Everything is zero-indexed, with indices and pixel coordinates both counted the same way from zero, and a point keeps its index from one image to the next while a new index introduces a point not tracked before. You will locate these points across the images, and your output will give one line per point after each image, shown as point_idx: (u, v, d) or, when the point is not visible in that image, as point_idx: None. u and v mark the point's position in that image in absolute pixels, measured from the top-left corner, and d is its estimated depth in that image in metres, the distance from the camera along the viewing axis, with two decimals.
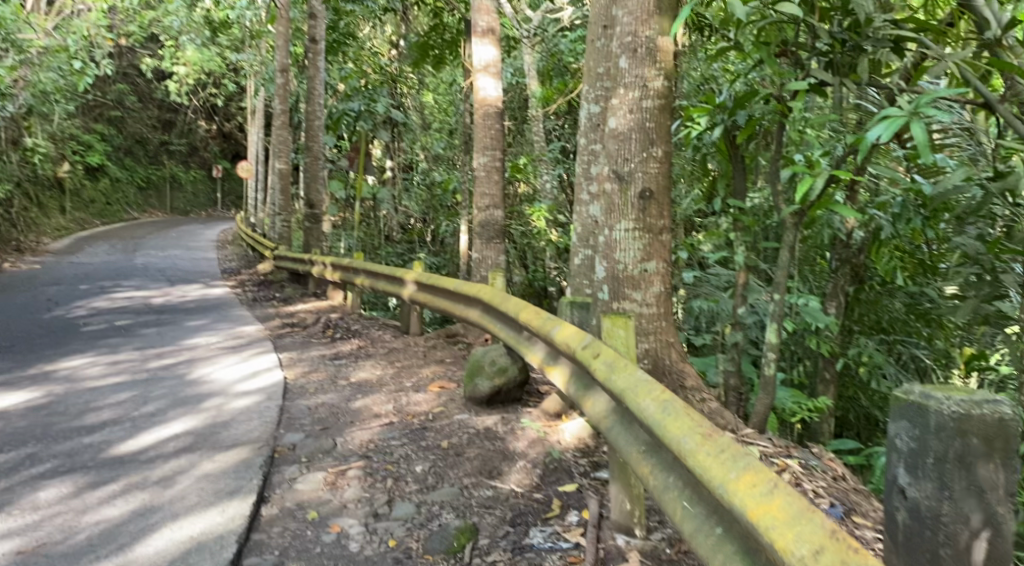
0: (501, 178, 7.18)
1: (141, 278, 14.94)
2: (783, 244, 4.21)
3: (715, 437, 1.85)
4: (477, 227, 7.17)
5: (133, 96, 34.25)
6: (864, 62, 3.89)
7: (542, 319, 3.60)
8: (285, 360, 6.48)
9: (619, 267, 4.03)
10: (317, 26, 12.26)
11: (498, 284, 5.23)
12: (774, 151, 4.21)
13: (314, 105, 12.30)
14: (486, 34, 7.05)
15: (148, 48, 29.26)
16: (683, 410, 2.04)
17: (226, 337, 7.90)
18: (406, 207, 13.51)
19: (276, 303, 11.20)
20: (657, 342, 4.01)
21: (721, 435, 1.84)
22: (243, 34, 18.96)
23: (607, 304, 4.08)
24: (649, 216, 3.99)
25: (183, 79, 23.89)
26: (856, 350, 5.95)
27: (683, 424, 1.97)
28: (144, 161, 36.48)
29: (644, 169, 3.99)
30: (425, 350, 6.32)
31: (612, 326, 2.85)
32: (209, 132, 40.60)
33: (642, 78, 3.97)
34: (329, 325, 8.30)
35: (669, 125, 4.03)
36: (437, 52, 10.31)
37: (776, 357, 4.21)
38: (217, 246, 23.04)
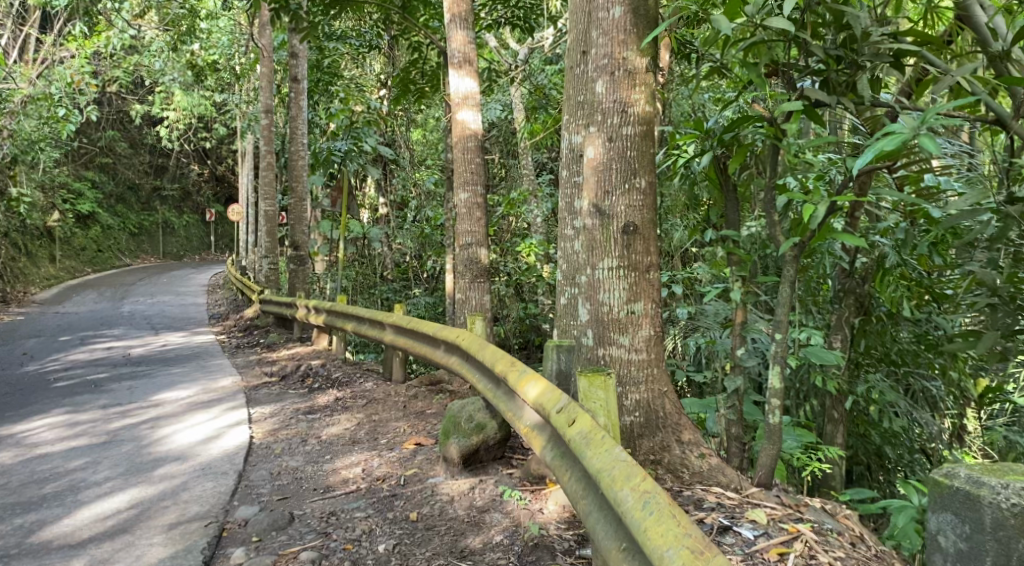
0: (484, 214, 6.83)
1: (126, 327, 14.58)
2: (782, 278, 3.82)
3: (704, 557, 1.82)
4: (460, 266, 6.83)
5: (124, 143, 34.22)
6: (863, 77, 3.55)
7: (514, 372, 3.37)
8: (256, 417, 6.13)
9: (604, 308, 3.67)
10: (300, 66, 12.08)
11: (477, 329, 4.86)
12: (769, 177, 3.84)
13: (297, 144, 12.06)
14: (463, 65, 6.79)
15: (138, 95, 29.27)
16: (667, 512, 1.99)
17: (199, 390, 7.55)
18: (399, 245, 13.24)
19: (260, 350, 10.79)
20: (648, 392, 3.63)
21: (711, 557, 1.81)
22: (230, 77, 18.89)
23: (592, 350, 3.71)
24: (634, 253, 3.65)
25: (170, 122, 23.73)
26: (865, 387, 5.56)
27: (667, 533, 1.92)
28: (136, 207, 36.25)
29: (627, 203, 3.66)
30: (406, 401, 5.94)
31: (589, 387, 2.72)
32: (201, 176, 40.62)
33: (621, 103, 3.66)
34: (309, 374, 7.90)
35: (652, 154, 3.71)
36: (419, 86, 10.11)
37: (779, 404, 3.83)
38: (208, 291, 22.69)
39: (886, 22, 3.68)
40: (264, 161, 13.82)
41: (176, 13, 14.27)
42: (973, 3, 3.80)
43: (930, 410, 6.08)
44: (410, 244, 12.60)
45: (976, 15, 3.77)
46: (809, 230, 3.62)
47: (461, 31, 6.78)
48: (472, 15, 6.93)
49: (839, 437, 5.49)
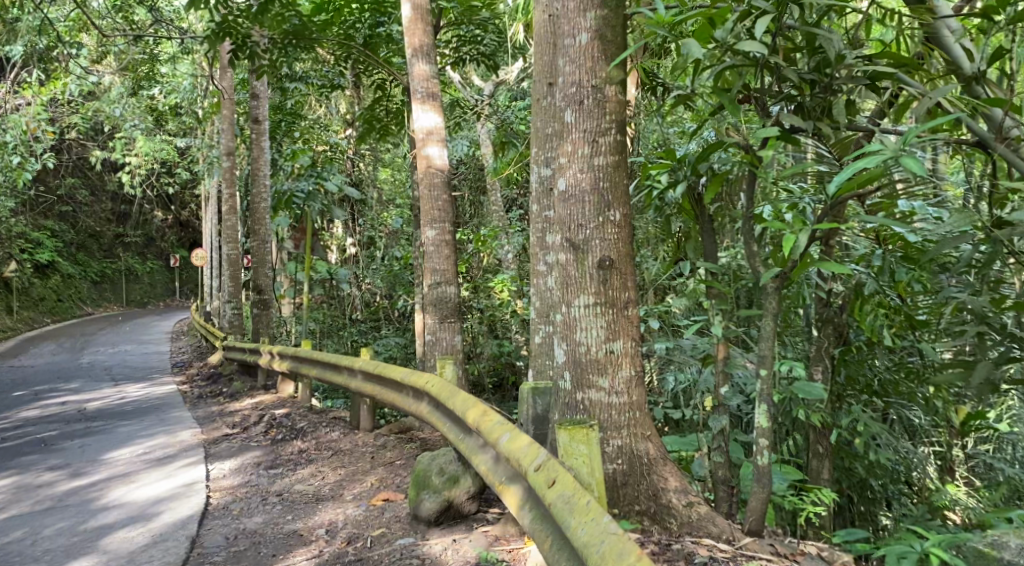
0: (452, 251, 6.63)
1: (84, 380, 14.00)
2: (765, 311, 3.65)
3: None
4: (430, 306, 6.58)
5: (84, 191, 33.52)
6: (840, 101, 3.45)
7: (486, 422, 3.16)
8: (214, 474, 5.77)
9: (581, 349, 3.46)
10: (261, 106, 11.82)
11: (447, 374, 4.61)
12: (746, 205, 3.68)
13: (259, 186, 11.76)
14: (427, 100, 6.64)
15: (98, 142, 28.78)
16: None
17: (157, 446, 7.14)
18: (369, 285, 12.94)
19: (223, 399, 10.35)
20: (631, 437, 3.41)
21: None
22: (191, 120, 18.61)
23: (570, 394, 3.49)
24: (610, 289, 3.46)
25: (130, 168, 23.26)
26: (848, 419, 5.38)
27: None
28: (98, 255, 35.40)
29: (601, 236, 3.47)
30: (374, 451, 5.65)
31: (570, 441, 2.55)
32: (165, 221, 40.03)
33: (592, 132, 3.50)
34: (273, 424, 7.52)
35: (626, 186, 3.55)
36: (383, 124, 9.96)
37: (768, 445, 3.63)
38: (172, 338, 22.04)
39: (858, 46, 3.60)
40: (227, 205, 13.51)
41: (134, 57, 14.02)
42: (942, 26, 3.74)
43: (914, 440, 5.92)
44: (380, 283, 12.32)
45: (946, 39, 3.72)
46: (791, 259, 3.48)
47: (424, 67, 6.65)
48: (434, 50, 6.81)
49: (825, 472, 5.30)
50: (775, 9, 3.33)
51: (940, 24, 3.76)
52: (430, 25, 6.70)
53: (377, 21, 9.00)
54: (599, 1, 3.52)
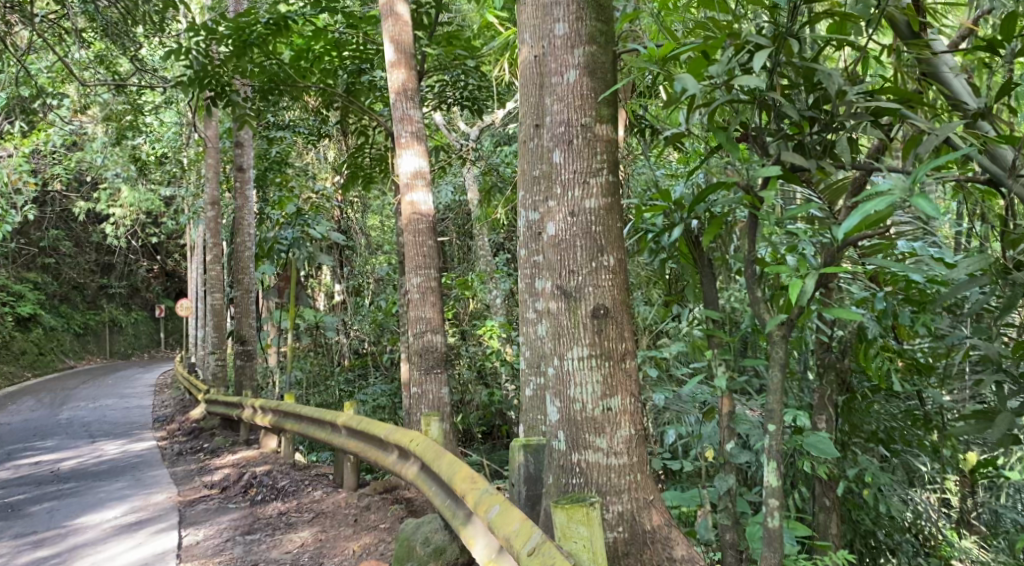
0: (439, 299, 6.40)
1: (60, 436, 13.52)
2: (771, 361, 3.42)
3: None
4: (415, 356, 6.31)
5: (68, 242, 33.18)
6: (843, 140, 3.29)
7: (477, 496, 2.94)
8: (186, 543, 5.39)
9: (576, 406, 3.21)
10: (245, 154, 11.67)
11: (432, 432, 4.33)
12: (748, 248, 3.48)
13: (243, 235, 11.55)
14: (412, 144, 6.46)
15: (83, 194, 28.60)
16: None
17: (128, 510, 6.74)
18: (356, 333, 12.65)
19: (203, 456, 9.93)
20: (633, 502, 3.14)
21: None
22: (175, 170, 18.49)
23: (565, 455, 3.23)
24: (606, 339, 3.22)
25: (114, 219, 23.01)
26: (856, 470, 5.11)
27: None
28: (81, 307, 34.88)
29: (595, 283, 3.25)
30: (356, 514, 5.32)
31: (568, 522, 2.34)
32: (151, 272, 39.69)
33: (582, 173, 3.30)
34: (253, 483, 7.14)
35: (619, 230, 3.34)
36: (368, 172, 9.87)
37: (778, 506, 3.38)
38: (155, 390, 21.51)
39: (858, 82, 3.46)
40: (210, 254, 13.26)
41: (118, 107, 13.89)
42: (941, 61, 3.64)
43: (922, 489, 5.66)
44: (366, 332, 12.05)
45: (945, 75, 3.61)
46: (796, 305, 3.27)
47: (408, 111, 6.50)
48: (419, 93, 6.66)
49: (834, 526, 5.01)
50: (771, 44, 3.18)
51: (939, 59, 3.64)
52: (415, 70, 6.58)
53: (359, 68, 8.90)
54: (587, 37, 3.36)
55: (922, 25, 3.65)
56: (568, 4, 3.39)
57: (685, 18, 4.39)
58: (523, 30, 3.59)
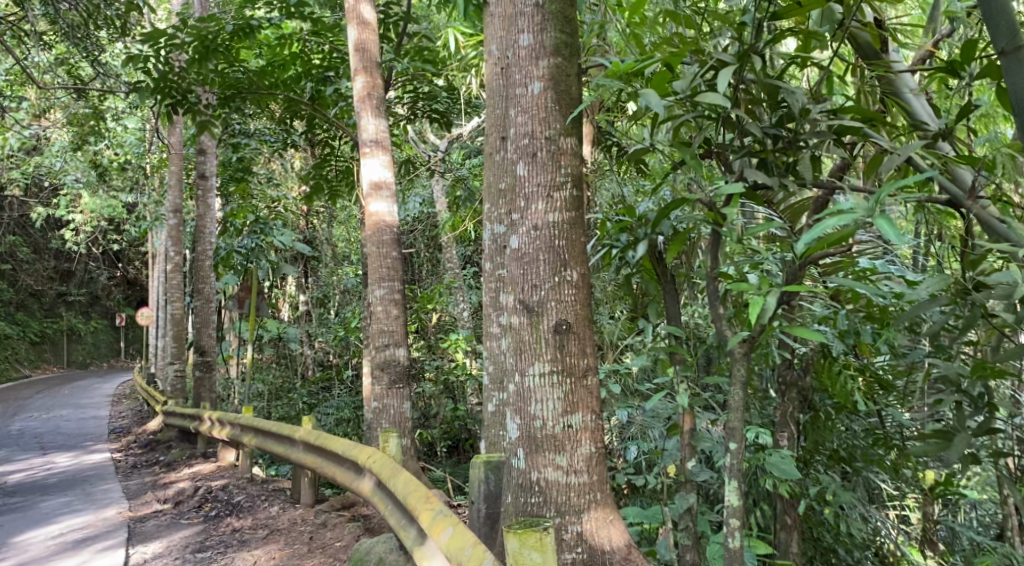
0: (402, 312, 6.30)
1: (10, 448, 13.05)
2: (733, 378, 3.38)
3: None
4: (377, 370, 6.19)
5: (26, 248, 32.32)
6: (805, 158, 3.28)
7: (431, 518, 2.86)
8: (133, 561, 5.18)
9: (536, 423, 3.14)
10: (208, 162, 11.47)
11: (391, 449, 4.22)
12: (711, 265, 3.44)
13: (204, 245, 11.32)
14: (376, 152, 6.37)
15: (42, 200, 27.92)
16: None
17: (75, 526, 6.47)
18: (321, 344, 12.44)
19: (158, 469, 9.63)
20: (591, 522, 3.08)
21: None
22: (138, 176, 18.11)
23: (524, 473, 3.16)
24: (568, 355, 3.17)
25: (74, 225, 22.50)
26: (816, 488, 5.11)
27: None
28: (39, 314, 33.99)
29: (557, 297, 3.19)
30: (312, 532, 5.19)
31: (521, 547, 2.28)
32: (112, 279, 38.86)
33: (546, 186, 3.25)
34: (208, 498, 6.92)
35: (583, 244, 3.29)
36: (330, 185, 9.77)
37: (739, 526, 3.34)
38: (113, 401, 20.98)
39: (822, 100, 3.47)
40: (171, 262, 12.98)
41: (79, 111, 13.60)
42: (901, 81, 3.68)
43: (882, 507, 5.68)
44: (331, 344, 11.87)
45: (906, 94, 3.64)
46: (758, 323, 3.25)
47: (373, 119, 6.41)
48: (384, 102, 6.58)
49: (795, 545, 4.97)
50: (736, 61, 3.19)
51: (901, 79, 3.69)
52: (380, 79, 6.51)
53: (324, 76, 8.77)
54: (553, 48, 3.33)
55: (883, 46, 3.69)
56: (532, 15, 3.36)
57: (652, 35, 4.39)
58: (487, 42, 3.52)
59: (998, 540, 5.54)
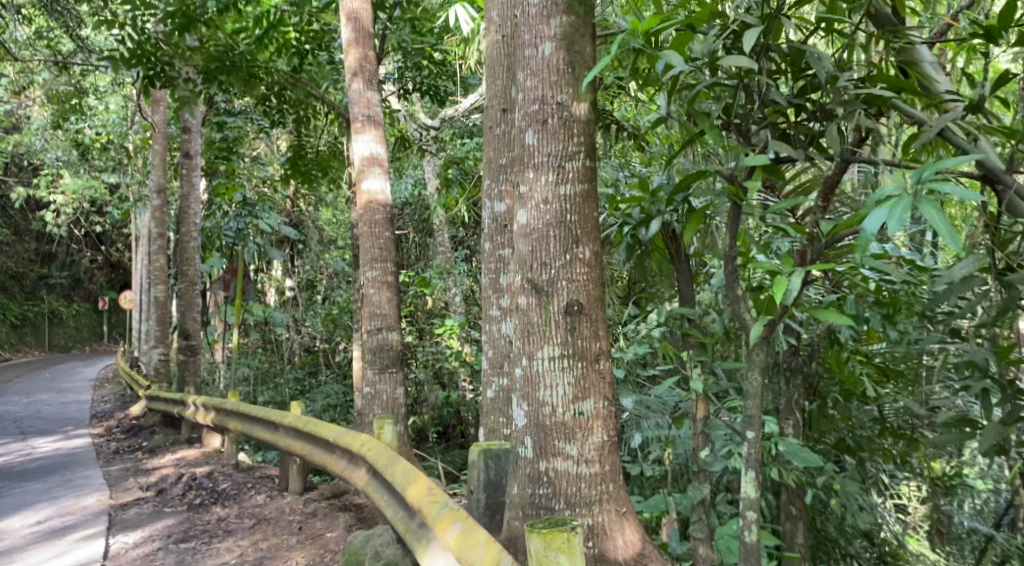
0: (394, 295, 6.08)
1: None
2: (751, 364, 3.20)
3: None
4: (369, 354, 5.98)
5: (6, 229, 31.64)
6: (833, 129, 3.15)
7: (435, 513, 2.66)
8: (113, 552, 4.95)
9: (545, 410, 2.96)
10: (193, 141, 11.10)
11: (386, 436, 4.02)
12: (731, 245, 3.25)
13: (189, 227, 10.99)
14: (367, 128, 6.11)
15: (21, 180, 27.25)
16: None
17: (54, 513, 6.22)
18: (310, 328, 12.19)
19: (140, 455, 9.36)
20: (604, 516, 2.89)
21: None
22: (120, 156, 17.69)
23: (532, 463, 2.97)
24: (579, 338, 2.96)
25: (55, 206, 22.01)
26: (823, 478, 4.96)
27: None
28: (18, 297, 33.31)
29: (568, 276, 2.98)
30: (301, 522, 4.98)
31: (546, 550, 2.10)
32: (94, 262, 38.31)
33: (557, 156, 3.03)
34: (191, 485, 6.68)
35: (596, 220, 3.08)
36: (318, 168, 9.47)
37: (756, 519, 3.18)
38: (94, 386, 20.60)
39: (849, 69, 3.30)
40: (155, 244, 12.64)
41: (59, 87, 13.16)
42: (920, 51, 3.55)
43: (884, 497, 5.56)
44: (319, 328, 11.63)
45: (925, 65, 3.53)
46: (781, 304, 3.07)
47: (365, 93, 6.15)
48: (377, 76, 6.32)
49: (800, 536, 4.81)
50: (760, 23, 2.99)
51: (919, 50, 3.57)
52: (373, 51, 6.25)
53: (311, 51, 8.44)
54: (565, 6, 3.10)
55: (905, 16, 3.55)
56: None
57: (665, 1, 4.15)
58: None
59: (1000, 530, 5.45)
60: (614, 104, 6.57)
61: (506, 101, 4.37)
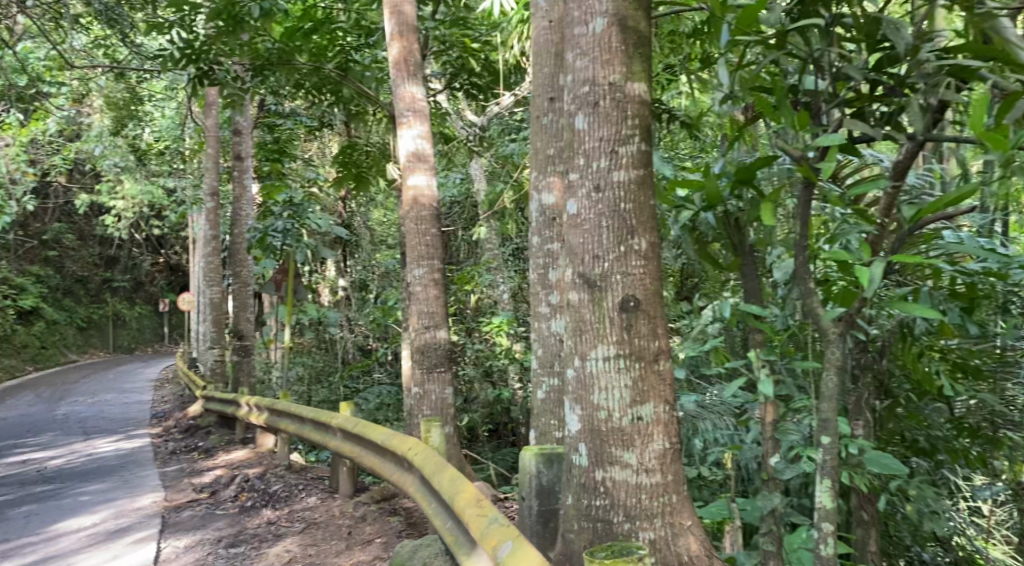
0: (442, 293, 5.95)
1: (55, 433, 13.06)
2: (825, 363, 2.97)
3: None
4: (417, 354, 5.85)
5: (71, 234, 32.72)
6: (913, 106, 2.87)
7: (484, 529, 2.49)
8: (164, 556, 4.93)
9: (600, 415, 2.76)
10: (243, 142, 11.16)
11: (433, 439, 3.88)
12: (801, 234, 3.01)
13: (240, 228, 11.07)
14: (414, 122, 5.98)
15: (84, 187, 28.13)
16: None
17: (110, 515, 6.27)
18: (361, 328, 12.23)
19: (196, 456, 9.46)
20: (667, 528, 2.69)
21: None
22: (175, 159, 18.05)
23: (587, 472, 2.79)
24: (636, 337, 2.75)
25: (116, 211, 22.62)
26: (898, 483, 4.65)
27: None
28: (84, 300, 34.44)
29: (622, 270, 2.77)
30: (351, 526, 4.89)
31: None
32: (155, 265, 39.45)
33: (610, 140, 2.83)
34: (243, 487, 6.68)
35: (653, 208, 2.86)
36: (366, 167, 9.42)
37: (833, 531, 2.95)
38: (155, 386, 21.12)
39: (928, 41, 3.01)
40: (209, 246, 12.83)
41: (115, 94, 13.42)
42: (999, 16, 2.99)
43: (963, 502, 5.21)
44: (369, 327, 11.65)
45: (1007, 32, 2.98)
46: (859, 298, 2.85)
47: (410, 87, 6.02)
48: (422, 69, 6.19)
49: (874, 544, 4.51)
50: None
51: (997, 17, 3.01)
52: (418, 44, 6.12)
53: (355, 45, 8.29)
54: None
55: None
56: None
57: None
58: None
59: None
60: (665, 91, 6.32)
61: (554, 89, 4.19)
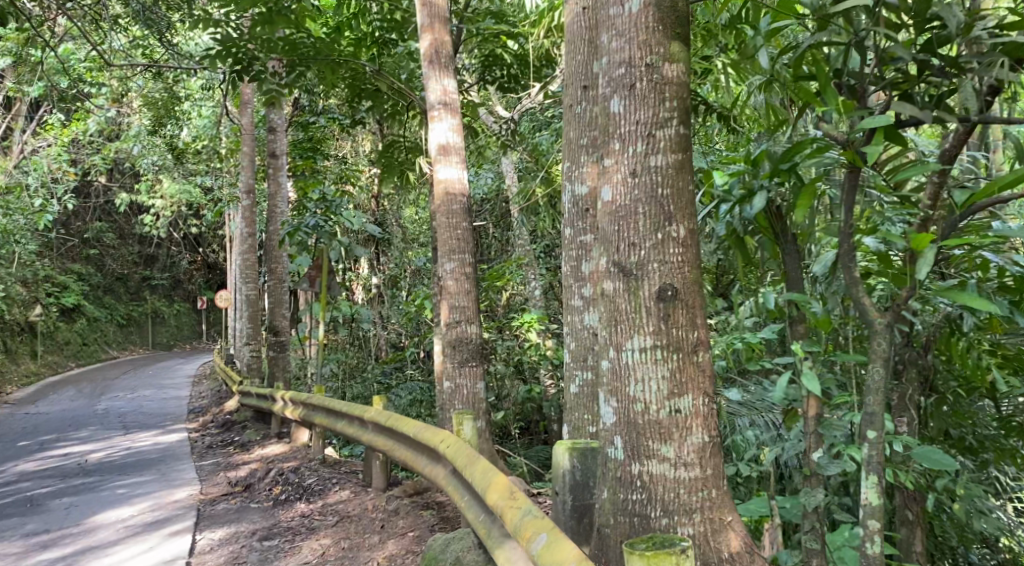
0: (473, 287, 5.90)
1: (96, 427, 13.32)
2: (872, 355, 2.88)
3: None
4: (448, 348, 5.81)
5: (111, 233, 33.40)
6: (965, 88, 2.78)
7: (518, 521, 2.44)
8: (200, 548, 4.97)
9: (636, 407, 2.69)
10: (278, 140, 11.25)
11: (465, 432, 3.83)
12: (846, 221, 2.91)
13: (275, 225, 11.16)
14: (444, 114, 5.95)
15: (124, 186, 28.68)
16: None
17: (146, 508, 6.34)
18: (393, 324, 12.27)
19: (232, 450, 9.57)
20: (706, 524, 2.61)
21: None
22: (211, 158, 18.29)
23: (623, 466, 2.72)
24: (674, 327, 2.67)
25: (155, 210, 23.03)
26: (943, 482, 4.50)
27: None
28: (124, 298, 35.13)
29: (660, 257, 2.69)
30: (384, 520, 4.88)
31: None
32: (193, 264, 40.11)
33: (646, 124, 2.75)
34: (278, 480, 6.72)
35: (691, 194, 2.78)
36: (398, 162, 9.42)
37: (879, 529, 2.84)
38: (193, 382, 21.46)
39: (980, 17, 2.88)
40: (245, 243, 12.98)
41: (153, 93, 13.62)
42: None
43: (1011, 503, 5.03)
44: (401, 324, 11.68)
45: None
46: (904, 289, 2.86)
47: (440, 80, 5.99)
48: (453, 61, 6.15)
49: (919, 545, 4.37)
50: None
51: None
52: (448, 36, 6.08)
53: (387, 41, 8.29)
54: None
55: None
56: None
57: None
58: None
59: None
60: (700, 83, 6.19)
61: (587, 77, 4.05)
